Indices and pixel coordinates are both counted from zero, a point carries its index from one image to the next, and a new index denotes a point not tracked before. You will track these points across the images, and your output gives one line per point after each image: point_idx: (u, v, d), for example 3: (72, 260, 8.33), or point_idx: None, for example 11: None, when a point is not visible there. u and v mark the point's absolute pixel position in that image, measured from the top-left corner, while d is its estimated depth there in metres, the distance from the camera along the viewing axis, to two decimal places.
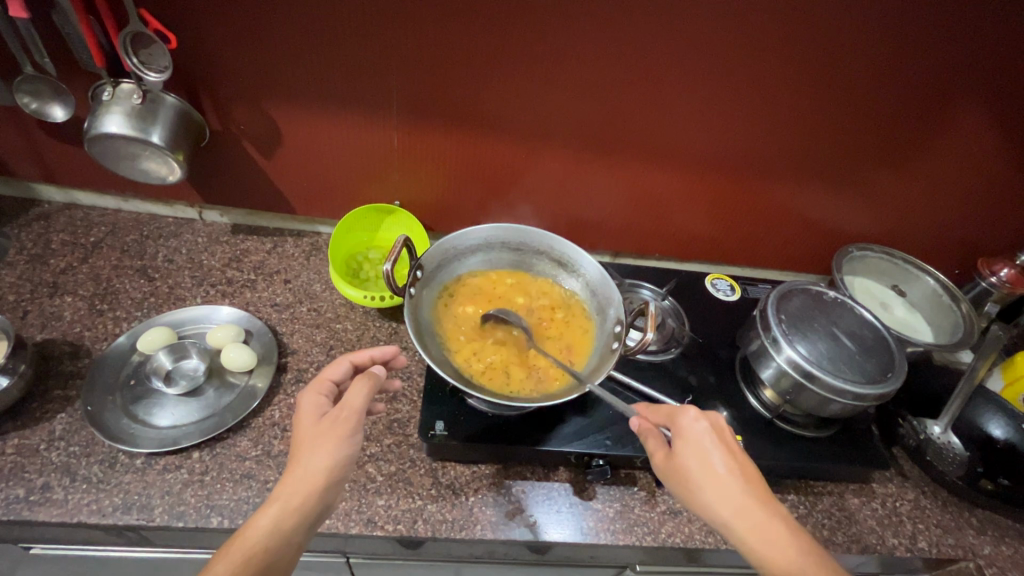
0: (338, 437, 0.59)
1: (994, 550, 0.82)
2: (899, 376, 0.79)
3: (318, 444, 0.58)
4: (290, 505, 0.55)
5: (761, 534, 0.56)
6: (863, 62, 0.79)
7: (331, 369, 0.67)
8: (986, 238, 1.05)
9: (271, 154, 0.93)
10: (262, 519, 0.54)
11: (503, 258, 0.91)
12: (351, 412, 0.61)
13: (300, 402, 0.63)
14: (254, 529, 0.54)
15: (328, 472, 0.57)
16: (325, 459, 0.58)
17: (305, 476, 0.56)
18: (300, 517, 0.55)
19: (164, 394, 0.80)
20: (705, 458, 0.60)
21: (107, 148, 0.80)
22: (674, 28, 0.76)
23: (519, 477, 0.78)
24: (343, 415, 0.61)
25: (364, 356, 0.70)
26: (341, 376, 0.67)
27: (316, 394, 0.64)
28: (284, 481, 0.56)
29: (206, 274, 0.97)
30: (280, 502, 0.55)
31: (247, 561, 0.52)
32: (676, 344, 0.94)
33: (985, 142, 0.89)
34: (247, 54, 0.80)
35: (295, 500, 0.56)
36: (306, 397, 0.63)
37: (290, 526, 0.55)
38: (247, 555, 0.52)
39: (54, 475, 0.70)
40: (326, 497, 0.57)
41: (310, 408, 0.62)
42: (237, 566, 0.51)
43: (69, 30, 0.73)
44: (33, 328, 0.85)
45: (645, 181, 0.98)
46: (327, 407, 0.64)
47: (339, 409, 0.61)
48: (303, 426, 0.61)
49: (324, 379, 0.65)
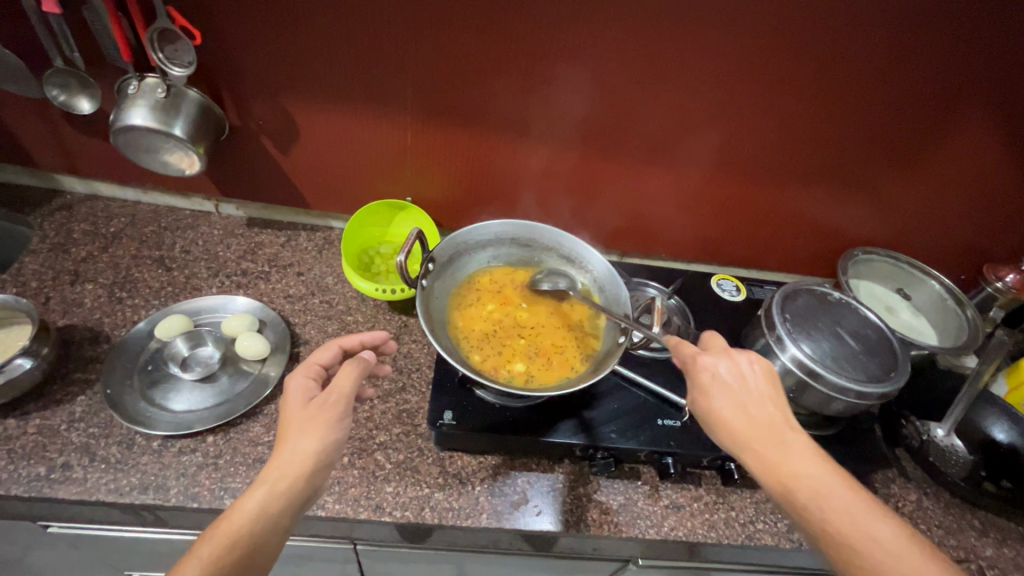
0: (326, 420, 0.60)
1: (996, 552, 0.82)
2: (903, 375, 0.80)
3: (305, 429, 0.59)
4: (278, 489, 0.56)
5: (784, 468, 0.57)
6: (872, 68, 0.81)
7: (321, 353, 0.68)
8: (992, 244, 1.06)
9: (288, 149, 0.96)
10: (248, 503, 0.55)
11: (513, 254, 0.93)
12: (341, 396, 0.62)
13: (288, 383, 0.64)
14: (240, 513, 0.54)
15: (317, 457, 0.58)
16: (314, 443, 0.58)
17: (292, 461, 0.57)
18: (288, 500, 0.56)
19: (181, 379, 0.82)
20: (736, 402, 0.61)
21: (130, 140, 0.83)
22: (684, 30, 0.78)
23: (524, 468, 0.80)
24: (333, 399, 0.62)
25: (353, 342, 0.71)
26: (329, 361, 0.68)
27: (306, 376, 0.65)
28: (272, 465, 0.57)
29: (221, 265, 1.00)
30: (269, 486, 0.56)
31: (232, 546, 0.52)
32: (681, 342, 0.96)
33: (992, 147, 0.90)
34: (267, 51, 0.82)
35: (282, 485, 0.56)
36: (296, 377, 0.64)
37: (277, 509, 0.55)
38: (233, 538, 0.52)
39: (74, 455, 0.72)
40: (314, 482, 0.58)
41: (299, 392, 0.63)
42: (221, 550, 0.51)
43: (98, 26, 0.76)
44: (55, 314, 0.87)
45: (653, 181, 1.00)
46: (315, 391, 0.64)
47: (327, 394, 0.62)
48: (290, 409, 0.62)
49: (312, 362, 0.66)
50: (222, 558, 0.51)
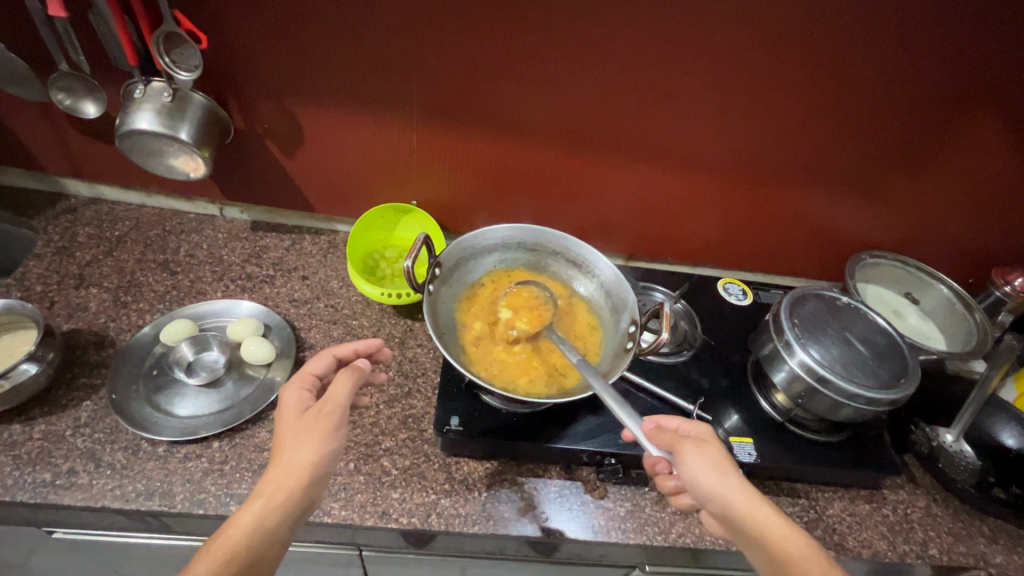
0: (322, 431, 0.60)
1: (1006, 559, 0.81)
2: (912, 381, 0.79)
3: (301, 440, 0.59)
4: (274, 501, 0.56)
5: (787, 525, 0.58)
6: (882, 71, 0.80)
7: (314, 363, 0.67)
8: (1000, 248, 1.05)
9: (293, 153, 0.96)
10: (245, 516, 0.55)
11: (519, 258, 0.93)
12: (335, 406, 0.61)
13: (283, 396, 0.63)
14: (237, 526, 0.54)
15: (312, 468, 0.58)
16: (309, 455, 0.58)
17: (289, 473, 0.57)
18: (284, 513, 0.56)
19: (186, 384, 0.82)
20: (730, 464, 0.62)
21: (135, 144, 0.82)
22: (692, 34, 0.77)
23: (530, 474, 0.79)
24: (328, 409, 0.61)
25: (347, 350, 0.70)
26: (324, 369, 0.67)
27: (300, 388, 0.64)
28: (268, 477, 0.57)
29: (226, 269, 0.99)
30: (264, 499, 0.56)
31: (231, 559, 0.52)
32: (688, 347, 0.95)
33: (1001, 151, 0.89)
34: (273, 56, 0.82)
35: (277, 498, 0.56)
36: (290, 390, 0.64)
37: (274, 521, 0.55)
38: (231, 552, 0.53)
39: (79, 461, 0.72)
40: (310, 493, 0.58)
41: (294, 403, 0.63)
42: (220, 564, 0.52)
43: (105, 30, 0.76)
44: (60, 318, 0.87)
45: (660, 185, 0.99)
46: (309, 402, 0.64)
47: (323, 403, 0.61)
48: (286, 421, 0.61)
49: (306, 373, 0.66)
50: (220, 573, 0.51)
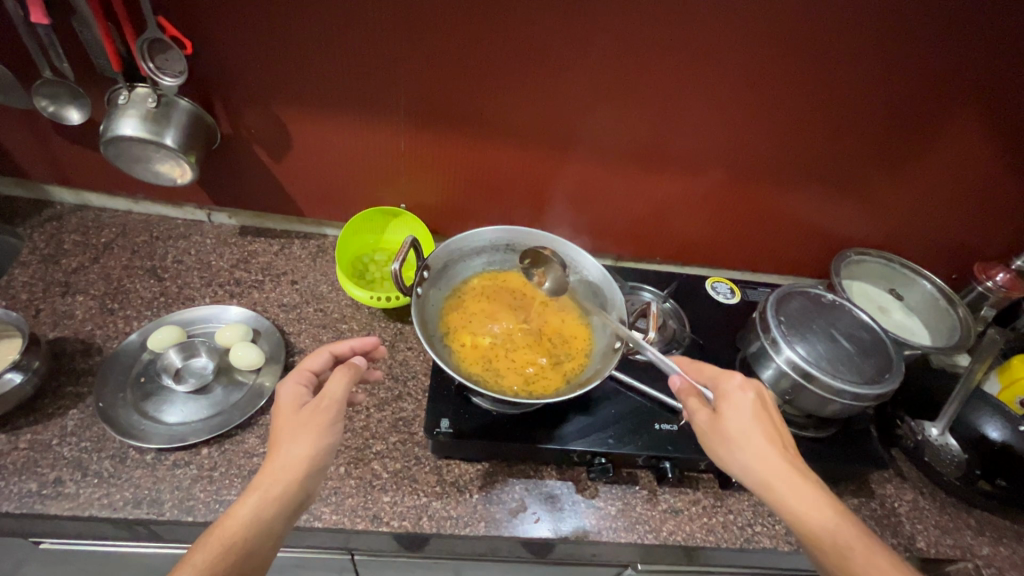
0: (319, 426, 0.60)
1: (991, 551, 0.82)
2: (896, 376, 0.80)
3: (297, 434, 0.59)
4: (270, 495, 0.55)
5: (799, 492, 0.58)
6: (864, 71, 0.82)
7: (311, 359, 0.67)
8: (982, 244, 1.07)
9: (281, 157, 0.95)
10: (242, 509, 0.54)
11: (508, 260, 0.93)
12: (331, 401, 0.62)
13: (280, 391, 0.63)
14: (233, 519, 0.54)
15: (309, 462, 0.58)
16: (306, 448, 0.58)
17: (285, 467, 0.57)
18: (281, 507, 0.55)
19: (174, 391, 0.81)
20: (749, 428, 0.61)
21: (120, 150, 0.82)
22: (675, 35, 0.78)
23: (522, 475, 0.80)
24: (325, 404, 0.61)
25: (344, 347, 0.71)
26: (321, 366, 0.68)
27: (297, 383, 0.64)
28: (265, 470, 0.57)
29: (214, 275, 0.99)
30: (262, 491, 0.55)
31: (226, 553, 0.51)
32: (677, 345, 0.96)
33: (980, 148, 0.91)
34: (259, 61, 0.82)
35: (274, 491, 0.56)
36: (286, 385, 0.64)
37: (270, 515, 0.55)
38: (226, 545, 0.52)
39: (66, 470, 0.71)
40: (306, 487, 0.58)
41: (290, 398, 0.62)
42: (215, 557, 0.51)
43: (88, 36, 0.76)
44: (46, 326, 0.86)
45: (647, 186, 1.00)
46: (306, 398, 0.64)
47: (319, 399, 0.61)
48: (282, 416, 0.61)
49: (303, 369, 0.66)
50: (215, 566, 0.51)
